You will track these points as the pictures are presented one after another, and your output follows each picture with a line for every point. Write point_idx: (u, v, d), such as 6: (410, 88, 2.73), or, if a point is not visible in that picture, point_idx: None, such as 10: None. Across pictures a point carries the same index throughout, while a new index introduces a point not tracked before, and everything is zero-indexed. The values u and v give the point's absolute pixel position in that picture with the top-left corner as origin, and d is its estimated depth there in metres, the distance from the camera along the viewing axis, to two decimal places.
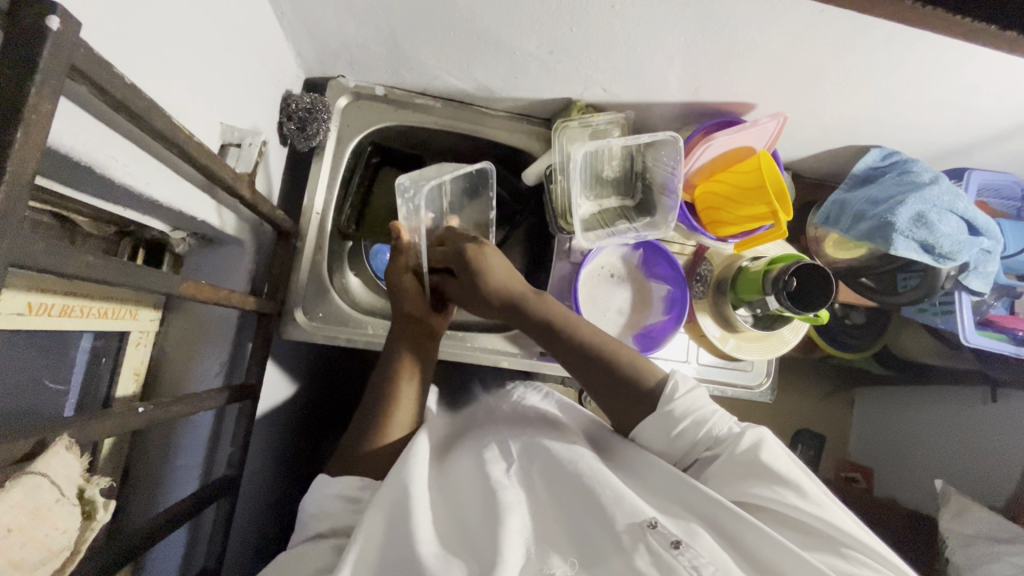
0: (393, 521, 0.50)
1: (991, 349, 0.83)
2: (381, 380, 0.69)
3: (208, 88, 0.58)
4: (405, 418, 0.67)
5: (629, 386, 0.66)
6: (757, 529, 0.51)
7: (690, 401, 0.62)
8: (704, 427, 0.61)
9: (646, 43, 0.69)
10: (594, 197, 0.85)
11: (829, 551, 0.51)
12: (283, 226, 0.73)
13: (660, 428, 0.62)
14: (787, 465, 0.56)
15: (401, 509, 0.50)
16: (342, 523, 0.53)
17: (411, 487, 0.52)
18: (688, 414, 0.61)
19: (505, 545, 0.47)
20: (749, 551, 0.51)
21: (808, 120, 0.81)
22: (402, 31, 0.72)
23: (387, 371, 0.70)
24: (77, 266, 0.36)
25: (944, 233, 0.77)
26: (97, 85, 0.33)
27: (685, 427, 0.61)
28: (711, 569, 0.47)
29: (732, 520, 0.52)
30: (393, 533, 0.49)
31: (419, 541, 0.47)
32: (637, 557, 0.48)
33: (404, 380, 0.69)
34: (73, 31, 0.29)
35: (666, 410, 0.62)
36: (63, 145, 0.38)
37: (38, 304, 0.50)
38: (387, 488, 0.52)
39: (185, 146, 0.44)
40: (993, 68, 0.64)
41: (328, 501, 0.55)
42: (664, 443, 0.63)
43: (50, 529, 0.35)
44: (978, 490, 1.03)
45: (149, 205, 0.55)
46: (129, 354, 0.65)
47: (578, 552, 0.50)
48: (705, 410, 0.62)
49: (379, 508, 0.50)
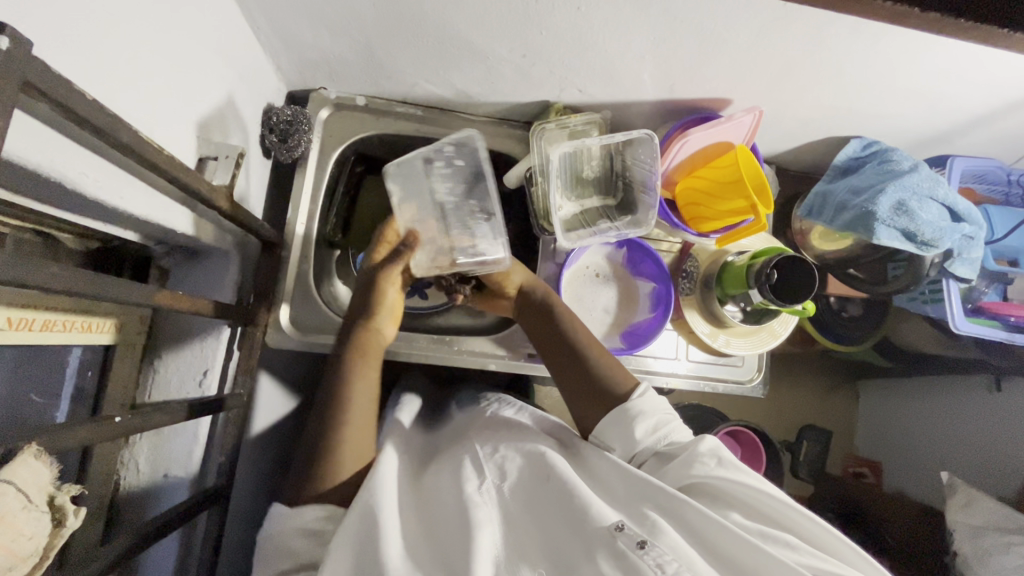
0: (364, 544, 0.49)
1: (982, 336, 0.83)
2: (333, 387, 0.66)
3: (185, 103, 0.59)
4: (357, 437, 0.63)
5: (594, 385, 0.68)
6: (709, 520, 0.51)
7: (646, 406, 0.64)
8: (660, 432, 0.62)
9: (615, 43, 0.70)
10: (575, 197, 0.86)
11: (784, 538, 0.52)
12: (266, 237, 0.74)
13: (620, 428, 0.63)
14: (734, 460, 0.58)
15: (371, 532, 0.50)
16: (306, 559, 0.52)
17: (379, 510, 0.52)
18: (648, 416, 0.63)
19: (476, 562, 0.47)
20: (708, 545, 0.51)
21: (785, 114, 0.81)
22: (376, 41, 0.73)
23: (337, 378, 0.67)
24: (46, 278, 0.37)
25: (925, 220, 0.77)
26: (57, 102, 0.34)
27: (646, 428, 0.62)
28: (675, 565, 0.47)
29: (689, 512, 0.52)
30: (362, 557, 0.49)
31: (388, 565, 0.47)
32: (604, 562, 0.48)
33: (355, 390, 0.66)
34: (23, 49, 0.30)
35: (625, 410, 0.63)
36: (29, 161, 0.40)
37: (17, 319, 0.51)
38: (354, 515, 0.52)
39: (154, 159, 0.45)
40: (964, 53, 0.64)
41: (291, 538, 0.53)
42: (628, 445, 0.62)
43: (15, 535, 0.36)
44: (987, 483, 1.01)
45: (127, 220, 0.56)
46: (116, 366, 0.66)
47: (549, 564, 0.49)
48: (664, 416, 0.64)
49: (347, 534, 0.50)
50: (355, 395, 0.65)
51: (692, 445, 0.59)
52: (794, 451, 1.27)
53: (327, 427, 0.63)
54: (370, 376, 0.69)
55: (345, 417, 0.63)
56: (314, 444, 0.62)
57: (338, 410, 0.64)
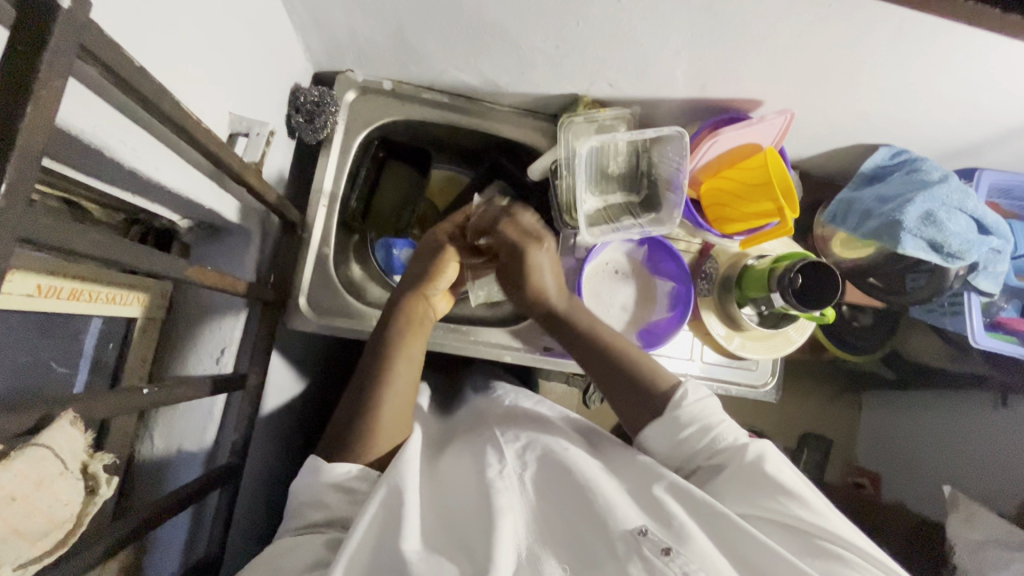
0: (387, 525, 0.49)
1: (1000, 351, 0.82)
2: (373, 362, 0.67)
3: (217, 78, 0.59)
4: (394, 409, 0.63)
5: (637, 389, 0.68)
6: (752, 539, 0.51)
7: (696, 411, 0.64)
8: (710, 434, 0.63)
9: (652, 39, 0.69)
10: (600, 192, 0.85)
11: (828, 558, 0.51)
12: (289, 217, 0.73)
13: (664, 432, 0.64)
14: (789, 475, 0.58)
15: (394, 512, 0.50)
16: (338, 515, 0.54)
17: (403, 491, 0.52)
18: (694, 420, 0.63)
19: (498, 549, 0.47)
20: (753, 568, 0.50)
21: (816, 117, 0.81)
22: (410, 26, 0.72)
23: (378, 350, 0.67)
24: (84, 244, 0.36)
25: (952, 231, 0.77)
26: (107, 68, 0.34)
27: (690, 434, 0.63)
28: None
29: (728, 528, 0.52)
30: (383, 537, 0.48)
31: (409, 546, 0.47)
32: (629, 564, 0.48)
33: (399, 363, 0.66)
34: (81, 12, 0.30)
35: (673, 415, 0.64)
36: (73, 127, 0.40)
37: (47, 287, 0.52)
38: (380, 492, 0.51)
39: (193, 132, 0.44)
40: (1012, 62, 0.63)
41: (326, 489, 0.55)
42: (669, 445, 0.64)
43: (52, 500, 0.39)
44: (989, 498, 1.00)
45: (158, 192, 0.56)
46: (137, 339, 0.66)
47: (572, 561, 0.49)
48: (713, 418, 0.64)
49: (372, 512, 0.50)
50: (398, 368, 0.66)
51: (741, 453, 0.60)
52: (794, 460, 1.25)
53: (356, 409, 0.62)
54: (417, 347, 0.69)
55: (382, 388, 0.64)
56: (341, 426, 0.62)
57: (374, 385, 0.64)
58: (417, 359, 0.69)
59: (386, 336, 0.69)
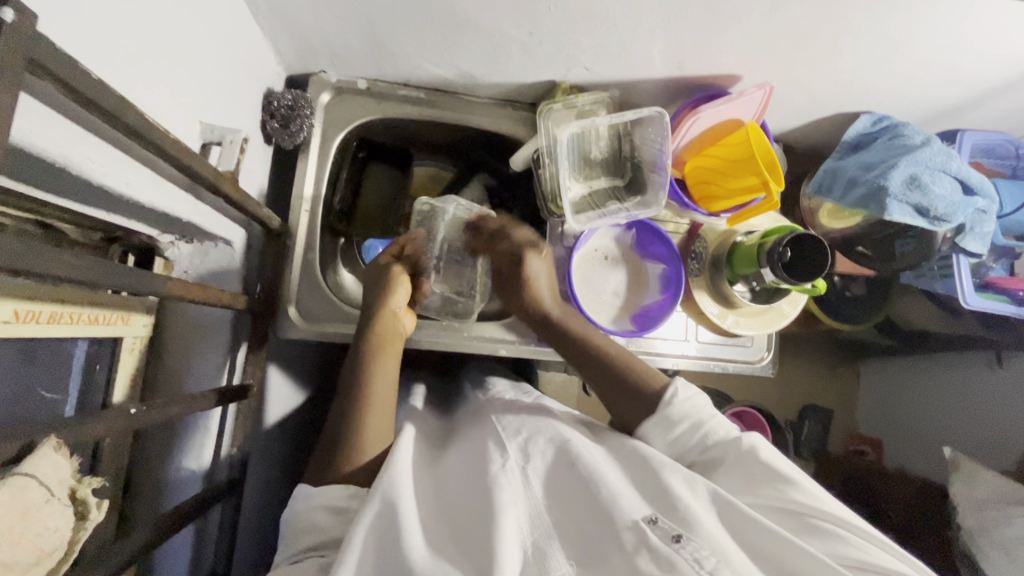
0: (387, 536, 0.49)
1: (993, 311, 0.83)
2: (352, 382, 0.66)
3: (184, 86, 0.57)
4: (378, 424, 0.63)
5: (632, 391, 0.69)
6: (756, 525, 0.51)
7: (686, 409, 0.65)
8: (701, 431, 0.64)
9: (624, 19, 0.68)
10: (583, 179, 0.85)
11: (825, 536, 0.52)
12: (270, 224, 0.72)
13: (658, 429, 0.66)
14: (782, 462, 0.58)
15: (393, 523, 0.49)
16: (331, 537, 0.53)
17: (400, 501, 0.51)
18: (685, 417, 0.65)
19: (501, 548, 0.47)
20: (763, 553, 0.50)
21: (795, 89, 0.80)
22: (380, 21, 0.71)
23: (357, 366, 0.67)
24: (53, 264, 0.35)
25: (937, 194, 0.77)
26: (62, 83, 0.33)
27: (683, 431, 0.64)
28: (713, 560, 0.47)
29: (734, 518, 0.52)
30: (382, 554, 0.48)
31: (413, 554, 0.47)
32: (638, 555, 0.47)
33: (376, 382, 0.65)
34: (28, 25, 0.29)
35: (664, 412, 0.65)
36: (32, 145, 0.38)
37: (26, 312, 0.50)
38: (376, 502, 0.51)
39: (161, 143, 0.43)
40: (988, 18, 0.62)
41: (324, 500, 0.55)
42: (663, 443, 0.65)
43: (41, 528, 0.38)
44: (988, 456, 1.01)
45: (131, 207, 0.55)
46: (124, 361, 0.65)
47: (580, 555, 0.49)
48: (703, 414, 0.65)
49: (369, 525, 0.49)
50: (376, 384, 0.65)
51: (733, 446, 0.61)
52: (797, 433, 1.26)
53: (343, 418, 0.63)
54: (393, 365, 0.69)
55: (364, 403, 0.63)
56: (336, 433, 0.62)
57: (355, 402, 0.63)
58: (394, 377, 0.68)
59: (360, 355, 0.68)
